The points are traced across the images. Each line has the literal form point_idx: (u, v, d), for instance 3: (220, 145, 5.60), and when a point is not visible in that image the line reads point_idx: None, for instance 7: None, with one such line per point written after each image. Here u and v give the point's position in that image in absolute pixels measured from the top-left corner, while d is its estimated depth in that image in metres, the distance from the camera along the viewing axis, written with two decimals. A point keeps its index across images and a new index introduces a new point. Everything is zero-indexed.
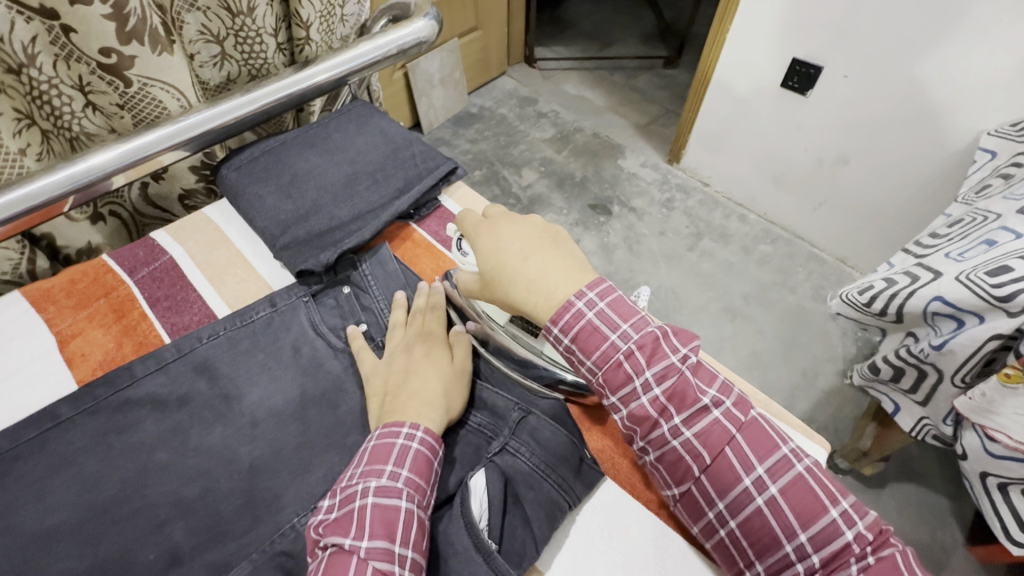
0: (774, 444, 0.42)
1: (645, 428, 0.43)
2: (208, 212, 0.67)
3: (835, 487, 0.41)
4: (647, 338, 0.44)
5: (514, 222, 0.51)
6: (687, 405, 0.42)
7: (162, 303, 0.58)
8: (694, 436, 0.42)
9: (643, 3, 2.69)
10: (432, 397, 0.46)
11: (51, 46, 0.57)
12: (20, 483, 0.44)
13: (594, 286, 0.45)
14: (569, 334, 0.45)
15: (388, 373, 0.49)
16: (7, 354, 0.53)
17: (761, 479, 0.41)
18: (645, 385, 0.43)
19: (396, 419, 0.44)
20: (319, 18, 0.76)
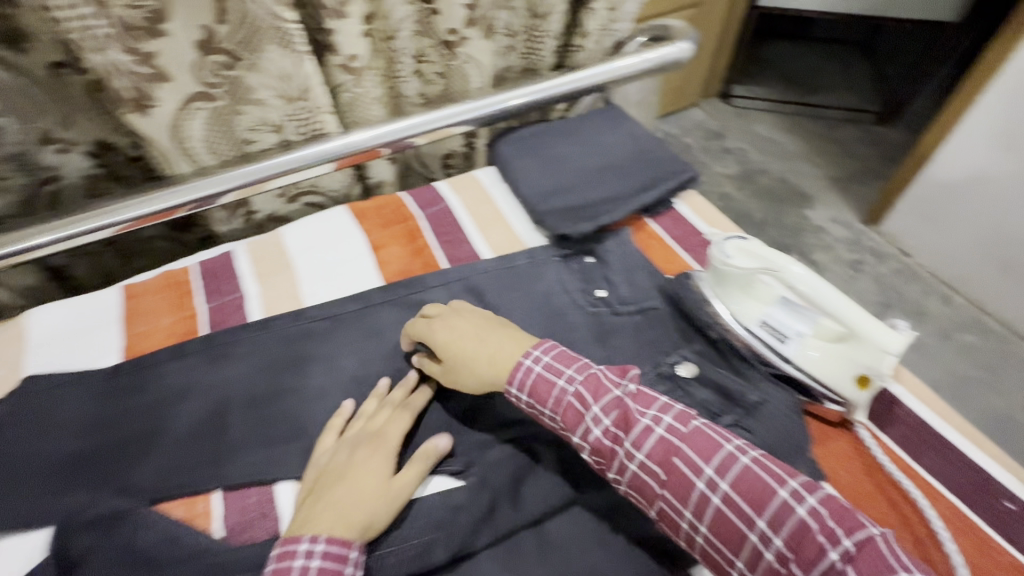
0: (717, 444, 0.43)
1: (608, 458, 0.46)
2: (477, 174, 0.81)
3: (782, 470, 0.41)
4: (590, 377, 0.49)
5: (462, 313, 0.56)
6: (633, 427, 0.45)
7: (442, 238, 0.72)
8: (647, 457, 0.44)
9: (861, 53, 2.50)
10: (351, 506, 0.45)
11: (414, 24, 0.71)
12: (347, 338, 0.60)
13: (540, 347, 0.51)
14: (525, 390, 0.50)
15: (332, 461, 0.49)
16: (337, 249, 0.71)
17: (713, 481, 0.42)
18: (594, 418, 0.46)
19: (297, 534, 0.44)
20: (598, 31, 0.86)
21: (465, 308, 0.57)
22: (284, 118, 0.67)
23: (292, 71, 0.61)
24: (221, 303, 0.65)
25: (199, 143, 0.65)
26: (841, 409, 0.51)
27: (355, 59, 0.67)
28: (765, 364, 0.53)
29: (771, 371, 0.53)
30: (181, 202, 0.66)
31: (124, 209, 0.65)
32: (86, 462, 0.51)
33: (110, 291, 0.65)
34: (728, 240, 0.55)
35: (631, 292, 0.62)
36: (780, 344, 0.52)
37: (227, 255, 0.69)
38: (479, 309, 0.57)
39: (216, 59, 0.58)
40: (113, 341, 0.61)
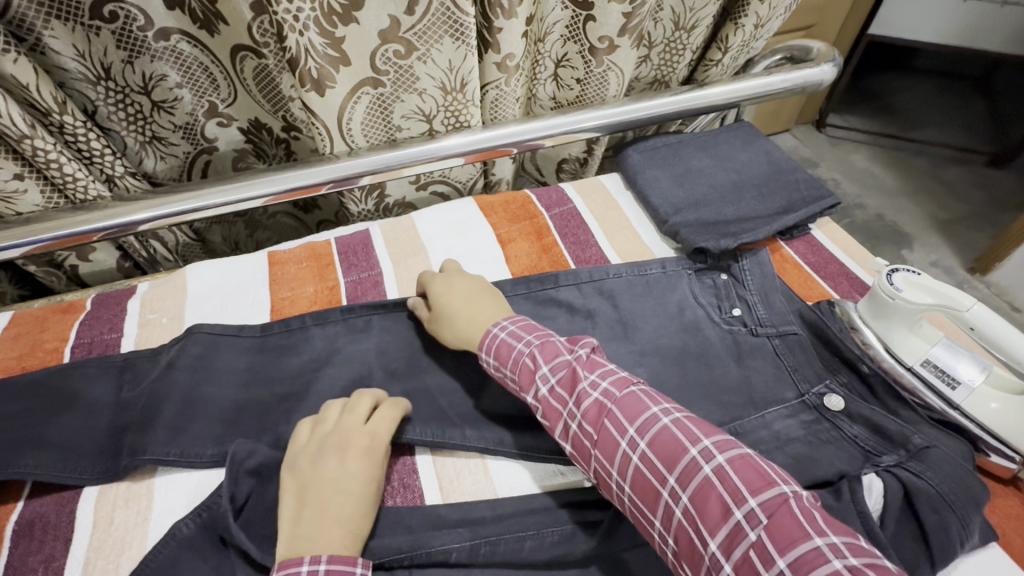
0: (643, 404, 0.43)
1: (553, 420, 0.46)
2: (602, 180, 0.81)
3: (700, 430, 0.41)
4: (547, 342, 0.50)
5: (464, 278, 0.60)
6: (574, 388, 0.46)
7: (569, 238, 0.73)
8: (583, 417, 0.44)
9: (974, 90, 2.35)
10: (338, 517, 0.42)
11: (565, 28, 0.74)
12: None
13: (510, 318, 0.53)
14: (492, 353, 0.51)
15: (306, 467, 0.45)
16: (466, 238, 0.72)
17: (633, 439, 0.42)
18: (542, 377, 0.47)
19: (296, 553, 0.40)
20: (738, 47, 0.85)
21: (461, 271, 0.61)
22: (436, 109, 0.70)
23: (457, 64, 0.64)
24: (359, 278, 0.67)
25: (357, 126, 0.68)
26: (1014, 466, 0.47)
27: (511, 58, 0.68)
28: (926, 408, 0.50)
29: (934, 416, 0.49)
30: (331, 179, 0.69)
31: (279, 180, 0.70)
32: (246, 414, 0.54)
33: (259, 256, 0.69)
34: (898, 270, 0.52)
35: (769, 315, 0.60)
36: (950, 389, 0.50)
37: (365, 233, 0.73)
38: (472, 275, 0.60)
39: (394, 48, 0.60)
40: (262, 303, 0.64)
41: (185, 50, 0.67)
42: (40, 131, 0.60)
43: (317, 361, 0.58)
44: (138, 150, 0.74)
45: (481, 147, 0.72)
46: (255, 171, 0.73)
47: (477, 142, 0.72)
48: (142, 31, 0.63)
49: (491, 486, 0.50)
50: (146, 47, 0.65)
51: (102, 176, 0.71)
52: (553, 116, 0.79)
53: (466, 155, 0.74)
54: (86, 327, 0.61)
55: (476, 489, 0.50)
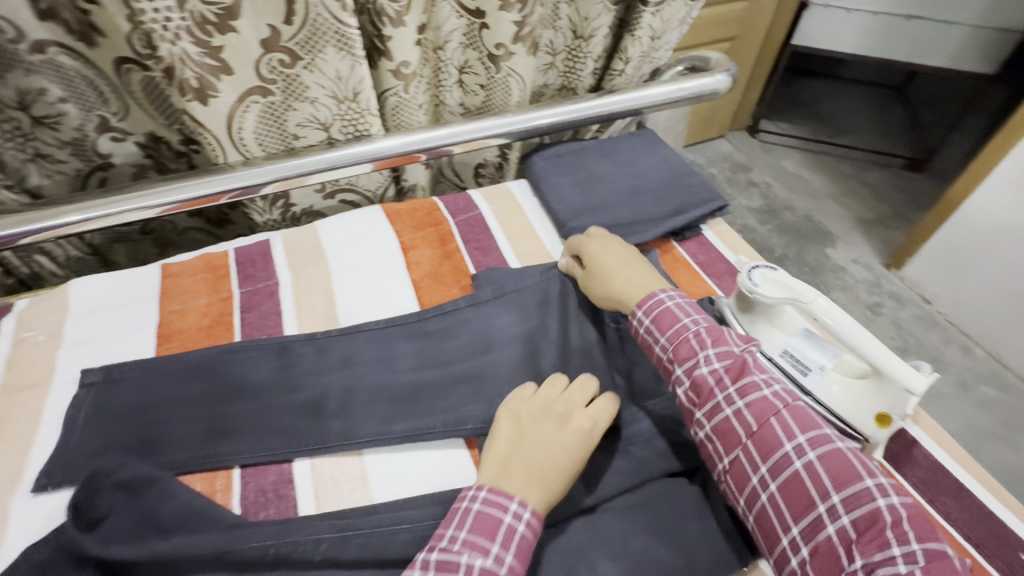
0: (815, 423, 0.44)
1: (704, 397, 0.47)
2: (510, 186, 0.83)
3: (871, 465, 0.42)
4: (714, 328, 0.51)
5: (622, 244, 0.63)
6: (743, 378, 0.47)
7: (472, 244, 0.74)
8: (746, 406, 0.45)
9: (894, 97, 2.50)
10: (540, 469, 0.46)
11: (463, 36, 0.76)
12: (374, 334, 0.61)
13: (678, 291, 0.55)
14: (651, 316, 0.53)
15: (513, 421, 0.50)
16: (368, 246, 0.72)
17: (801, 446, 0.43)
18: (706, 358, 0.48)
19: (503, 491, 0.44)
20: (639, 57, 0.88)
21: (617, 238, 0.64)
22: (332, 117, 0.70)
23: (346, 74, 0.65)
24: (255, 289, 0.66)
25: (251, 135, 0.68)
26: (858, 444, 0.52)
27: (407, 66, 0.70)
28: None
29: None
30: (228, 188, 0.68)
31: (173, 191, 0.68)
32: (124, 430, 0.53)
33: (150, 269, 0.68)
34: (757, 268, 0.55)
35: None
36: (801, 377, 0.53)
37: (265, 242, 0.72)
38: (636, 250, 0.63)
39: (278, 57, 0.61)
40: (149, 317, 0.63)
41: (65, 63, 0.65)
42: None
43: (471, 346, 0.60)
44: (20, 167, 0.71)
45: (383, 156, 0.73)
46: (149, 183, 0.71)
47: (379, 151, 0.73)
48: (13, 44, 0.61)
49: (367, 492, 0.51)
50: (19, 60, 0.63)
51: None
52: (459, 123, 0.80)
53: (375, 162, 0.74)
54: None
55: (357, 496, 0.51)
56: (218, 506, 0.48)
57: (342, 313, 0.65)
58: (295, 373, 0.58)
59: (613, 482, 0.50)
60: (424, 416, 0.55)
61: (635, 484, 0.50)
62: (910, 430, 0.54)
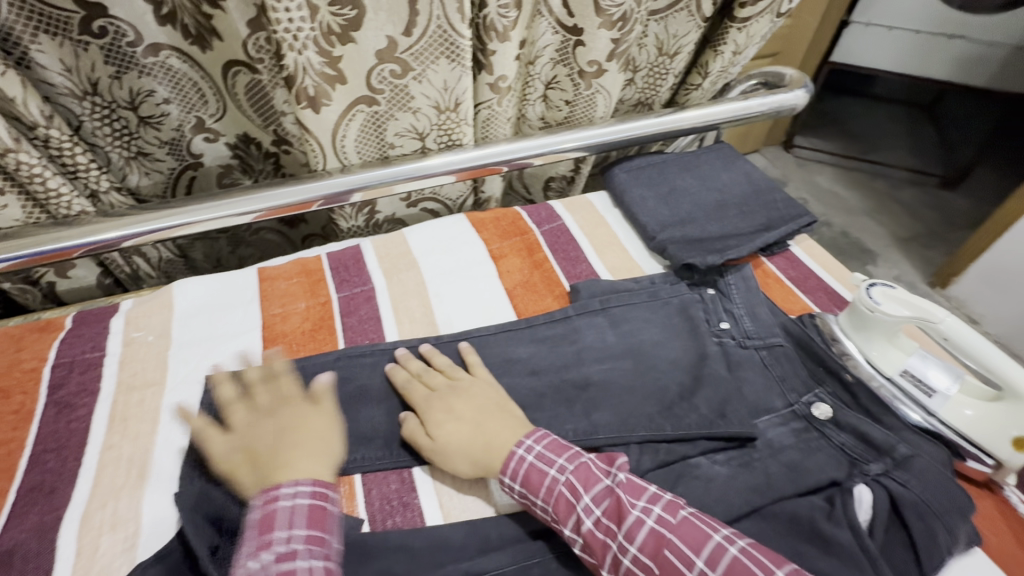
0: (704, 532, 0.42)
1: (598, 555, 0.43)
2: (591, 198, 0.83)
3: (770, 559, 0.40)
4: (581, 466, 0.48)
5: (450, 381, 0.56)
6: (625, 520, 0.43)
7: (561, 254, 0.74)
8: (639, 551, 0.42)
9: (928, 116, 2.50)
10: (315, 445, 0.49)
11: (555, 52, 0.77)
12: (476, 343, 0.62)
13: (528, 437, 0.50)
14: (518, 481, 0.48)
15: (273, 434, 0.49)
16: (460, 253, 0.73)
17: (705, 573, 0.40)
18: (585, 509, 0.45)
19: (325, 481, 0.46)
20: (717, 73, 0.89)
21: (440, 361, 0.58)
22: (430, 127, 0.71)
23: (452, 85, 0.65)
24: (352, 293, 0.67)
25: (351, 143, 0.69)
26: (988, 469, 0.50)
27: (504, 80, 0.70)
28: (908, 415, 0.52)
29: (914, 422, 0.52)
30: (324, 194, 0.69)
31: (269, 196, 0.69)
32: None
33: (247, 272, 0.68)
34: (877, 286, 0.55)
35: (755, 327, 0.62)
36: (926, 396, 0.53)
37: (356, 248, 0.73)
38: (500, 390, 0.56)
39: (390, 67, 0.62)
40: (252, 320, 0.63)
41: (175, 66, 0.67)
42: (25, 144, 0.59)
43: (561, 360, 0.61)
44: (123, 165, 0.72)
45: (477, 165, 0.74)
46: (245, 186, 0.72)
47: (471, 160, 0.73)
48: (131, 46, 0.63)
49: (490, 502, 0.51)
50: (135, 62, 0.64)
51: (86, 190, 0.69)
52: (544, 134, 0.81)
53: (461, 172, 0.75)
54: (67, 346, 0.59)
55: (478, 503, 0.51)
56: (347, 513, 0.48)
57: (442, 320, 0.65)
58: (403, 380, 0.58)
59: (740, 500, 0.48)
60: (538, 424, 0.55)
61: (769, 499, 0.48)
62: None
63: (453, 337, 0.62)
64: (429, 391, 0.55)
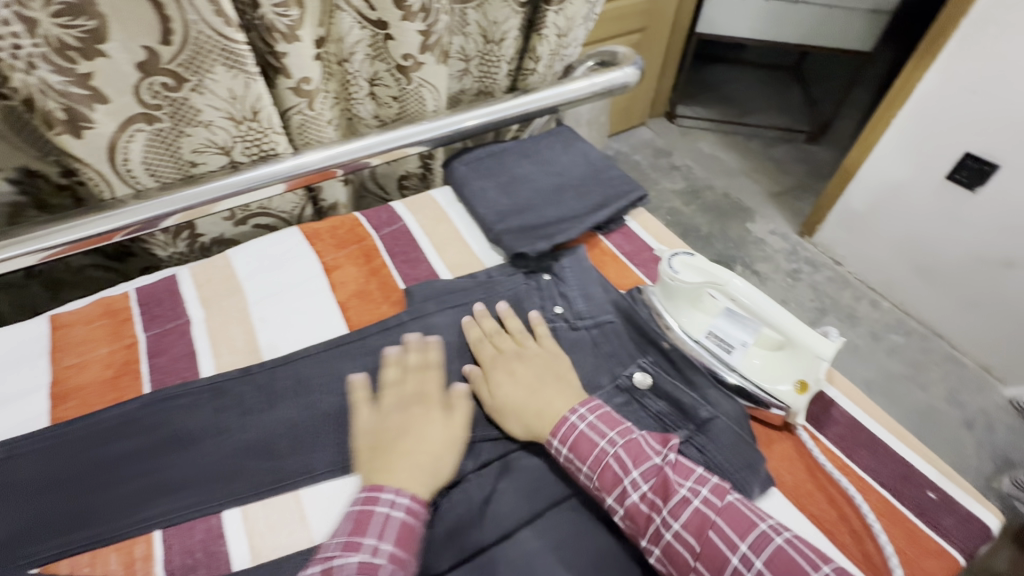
0: (750, 520, 0.44)
1: (641, 526, 0.46)
2: (434, 194, 0.82)
3: (815, 554, 0.43)
4: (632, 442, 0.50)
5: (515, 353, 0.58)
6: (671, 497, 0.45)
7: (399, 258, 0.72)
8: (681, 527, 0.44)
9: (792, 77, 2.69)
10: (420, 460, 0.49)
11: (368, 48, 0.74)
12: (302, 364, 0.58)
13: (584, 404, 0.53)
14: (568, 442, 0.50)
15: (377, 430, 0.52)
16: (290, 270, 0.69)
17: (746, 555, 0.42)
18: (633, 484, 0.47)
19: (379, 482, 0.47)
20: (549, 56, 0.89)
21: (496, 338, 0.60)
22: (232, 140, 0.65)
23: (240, 92, 0.61)
24: (163, 329, 0.61)
25: (140, 165, 0.62)
26: (783, 413, 0.54)
27: (308, 82, 0.66)
28: (713, 373, 0.56)
29: (718, 379, 0.55)
30: (120, 224, 0.62)
31: (55, 234, 0.60)
32: (21, 512, 0.47)
33: (37, 321, 0.61)
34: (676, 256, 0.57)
35: (587, 307, 0.64)
36: (726, 353, 0.56)
37: (171, 278, 0.67)
38: (564, 360, 0.58)
39: (160, 80, 0.56)
40: (40, 377, 0.56)
41: None
42: None
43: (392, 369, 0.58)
44: None
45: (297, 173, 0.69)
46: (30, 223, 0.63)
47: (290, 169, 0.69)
48: None
49: (307, 533, 0.48)
50: None
51: None
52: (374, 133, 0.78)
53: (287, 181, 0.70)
54: None
55: (292, 536, 0.48)
56: None
57: (266, 345, 0.61)
58: (216, 418, 0.53)
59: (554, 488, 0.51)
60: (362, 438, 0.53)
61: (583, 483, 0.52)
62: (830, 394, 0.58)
63: (275, 360, 0.59)
64: (496, 352, 0.59)
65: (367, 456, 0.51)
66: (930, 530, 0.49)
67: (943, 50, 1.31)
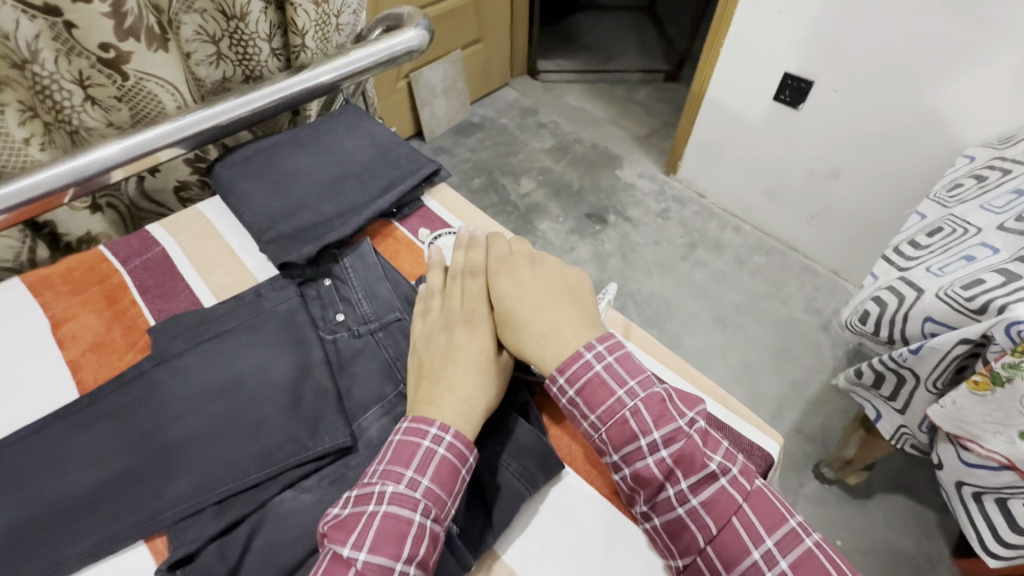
0: (782, 516, 0.40)
1: (651, 490, 0.42)
2: (201, 207, 0.70)
3: (841, 564, 0.39)
4: (655, 399, 0.43)
5: (532, 267, 0.51)
6: (695, 471, 0.41)
7: (152, 291, 0.61)
8: (700, 504, 0.41)
9: (646, 18, 2.72)
10: (464, 394, 0.45)
11: (53, 41, 0.59)
12: (19, 447, 0.48)
13: (603, 340, 0.45)
14: (577, 391, 0.44)
15: (429, 351, 0.48)
16: (5, 333, 0.56)
17: (770, 552, 0.39)
18: (651, 447, 0.42)
19: (426, 415, 0.44)
20: (314, 26, 0.79)
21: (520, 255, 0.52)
22: None
23: None
24: None
25: None
26: None
27: None
28: None
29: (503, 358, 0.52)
30: None
31: None
32: None
33: None
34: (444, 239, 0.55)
35: (373, 308, 0.58)
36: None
37: None
38: (575, 276, 0.51)
39: None
40: None
41: None
42: None
43: (136, 428, 0.49)
44: None
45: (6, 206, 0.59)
46: None
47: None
48: None
49: None
50: None
51: None
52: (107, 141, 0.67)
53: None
54: None
55: None
56: None
57: None
58: None
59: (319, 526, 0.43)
60: (93, 523, 0.44)
61: None
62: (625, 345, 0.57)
63: None
64: (507, 269, 0.51)
65: (99, 543, 0.44)
66: None
67: None
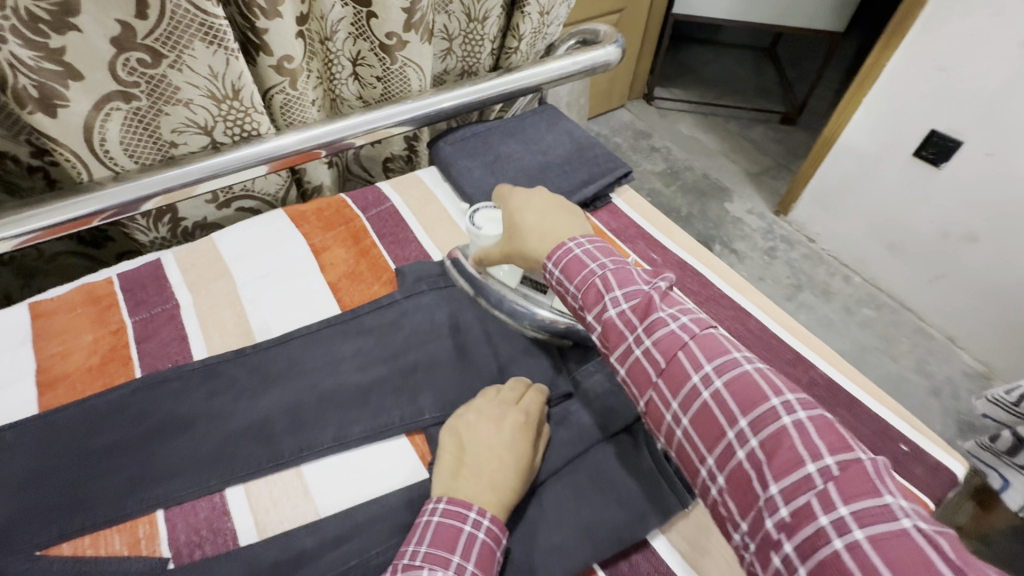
0: (762, 396, 0.35)
1: (638, 381, 0.41)
2: (420, 175, 0.82)
3: (831, 442, 0.33)
4: (639, 296, 0.42)
5: (540, 191, 0.54)
6: (675, 358, 0.39)
7: (389, 238, 0.72)
8: (681, 392, 0.38)
9: (767, 59, 2.71)
10: (504, 483, 0.45)
11: (350, 26, 0.72)
12: (307, 341, 0.59)
13: (595, 246, 0.46)
14: (560, 267, 0.46)
15: (471, 435, 0.48)
16: (275, 253, 0.68)
17: (743, 432, 0.35)
18: (633, 336, 0.40)
19: (463, 499, 0.44)
20: (531, 33, 0.89)
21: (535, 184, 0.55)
22: (213, 119, 0.64)
23: (221, 69, 0.59)
24: (150, 315, 0.60)
25: (118, 146, 0.60)
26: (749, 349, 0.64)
27: (290, 61, 0.65)
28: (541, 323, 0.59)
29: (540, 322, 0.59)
30: (102, 207, 0.59)
31: (36, 216, 0.57)
32: (15, 497, 0.46)
33: (16, 310, 0.59)
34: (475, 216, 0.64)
35: None
36: (544, 294, 0.61)
37: (156, 262, 0.65)
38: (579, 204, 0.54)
39: (136, 56, 0.54)
40: (25, 366, 0.55)
41: None
42: None
43: (389, 347, 0.58)
44: None
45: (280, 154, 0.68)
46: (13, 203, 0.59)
47: (274, 149, 0.67)
48: None
49: (313, 506, 0.48)
50: None
51: None
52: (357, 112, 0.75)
53: (270, 163, 0.68)
54: None
55: (296, 503, 0.48)
56: (147, 557, 0.44)
57: (259, 327, 0.61)
58: (213, 400, 0.53)
59: (557, 455, 0.50)
60: (364, 415, 0.53)
61: (581, 452, 0.51)
62: (775, 332, 0.67)
63: (272, 343, 0.58)
64: (518, 191, 0.55)
65: (370, 432, 0.52)
66: (904, 481, 0.55)
67: (905, 38, 1.34)
